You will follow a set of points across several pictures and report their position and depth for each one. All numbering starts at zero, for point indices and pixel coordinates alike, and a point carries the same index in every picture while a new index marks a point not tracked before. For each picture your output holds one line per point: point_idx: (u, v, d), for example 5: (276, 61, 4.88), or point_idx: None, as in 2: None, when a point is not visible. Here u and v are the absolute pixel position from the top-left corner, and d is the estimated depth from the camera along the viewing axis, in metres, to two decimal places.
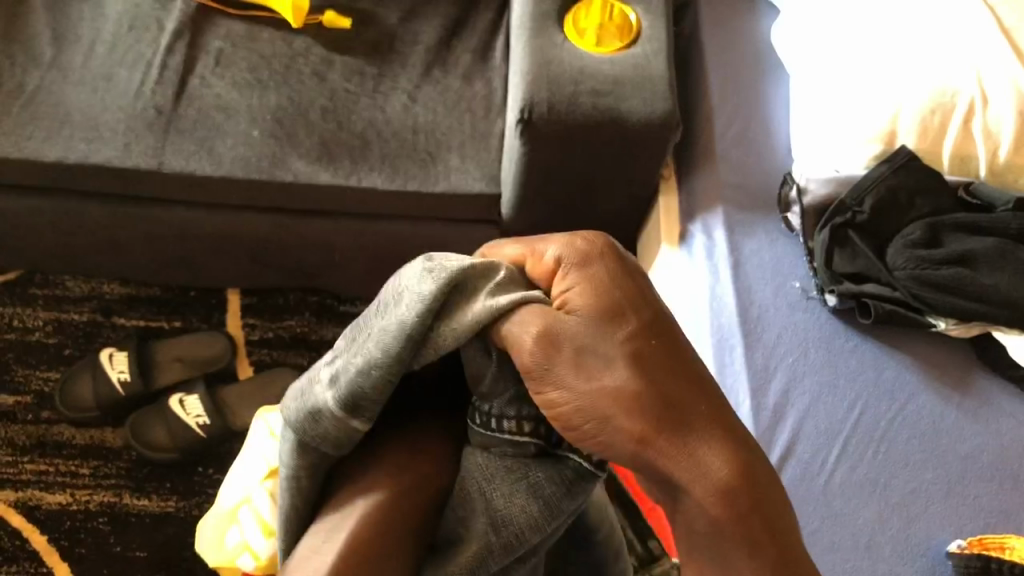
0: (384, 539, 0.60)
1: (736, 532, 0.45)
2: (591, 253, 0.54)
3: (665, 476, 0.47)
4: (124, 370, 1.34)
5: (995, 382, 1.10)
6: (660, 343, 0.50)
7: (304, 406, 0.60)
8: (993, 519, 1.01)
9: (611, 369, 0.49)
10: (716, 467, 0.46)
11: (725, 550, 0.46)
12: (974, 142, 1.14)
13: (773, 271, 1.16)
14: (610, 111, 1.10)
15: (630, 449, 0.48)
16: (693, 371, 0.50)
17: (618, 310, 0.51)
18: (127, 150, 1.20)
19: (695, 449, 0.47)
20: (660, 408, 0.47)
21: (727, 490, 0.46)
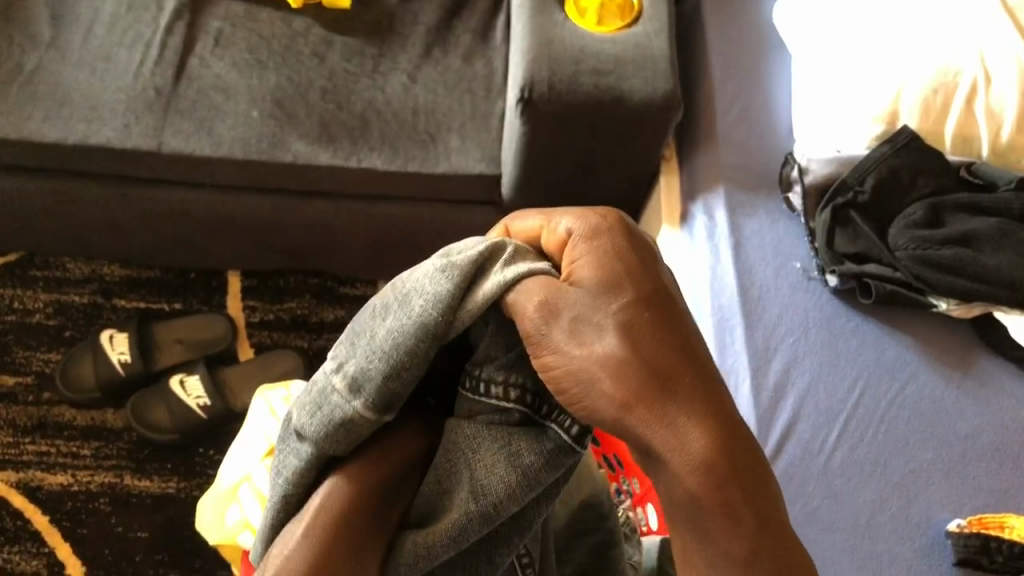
0: (355, 523, 0.54)
1: (713, 506, 0.43)
2: (603, 227, 0.52)
3: (646, 444, 0.45)
4: (124, 352, 1.34)
5: (996, 362, 1.10)
6: (655, 308, 0.47)
7: (320, 420, 0.55)
8: (992, 498, 1.02)
9: (603, 335, 0.46)
10: (696, 439, 0.43)
11: (702, 521, 0.44)
12: (976, 122, 1.13)
13: (774, 250, 1.16)
14: (611, 91, 1.10)
15: (611, 415, 0.46)
16: (686, 339, 0.46)
17: (619, 277, 0.48)
18: (126, 130, 1.20)
19: (676, 419, 0.44)
20: (644, 376, 0.45)
21: (704, 464, 0.43)
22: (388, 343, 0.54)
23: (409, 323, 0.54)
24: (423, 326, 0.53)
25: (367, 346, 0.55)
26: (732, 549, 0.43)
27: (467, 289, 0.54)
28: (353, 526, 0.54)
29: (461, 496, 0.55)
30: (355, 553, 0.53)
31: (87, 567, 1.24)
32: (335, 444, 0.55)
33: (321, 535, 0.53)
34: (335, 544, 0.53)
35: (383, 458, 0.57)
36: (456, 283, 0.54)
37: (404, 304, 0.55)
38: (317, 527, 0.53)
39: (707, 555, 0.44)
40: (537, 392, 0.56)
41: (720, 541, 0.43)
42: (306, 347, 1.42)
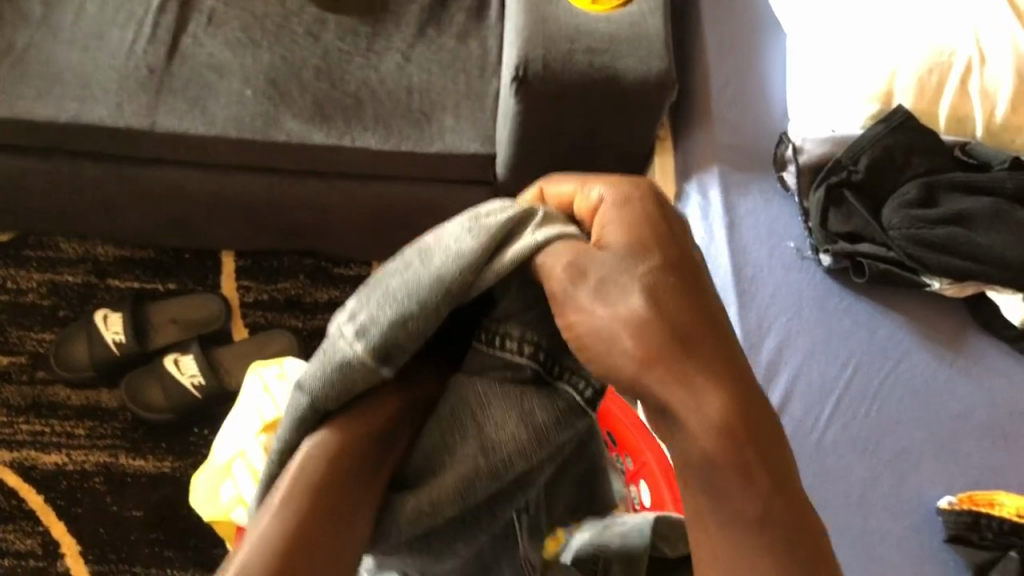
0: (340, 487, 0.52)
1: (728, 465, 0.43)
2: (635, 195, 0.52)
3: (663, 404, 0.45)
4: (118, 332, 1.34)
5: (988, 341, 1.10)
6: (683, 274, 0.47)
7: (322, 365, 0.54)
8: (984, 477, 1.02)
9: (630, 295, 0.47)
10: (714, 400, 0.44)
11: (716, 482, 0.44)
12: (970, 103, 1.13)
13: (768, 230, 1.16)
14: (605, 69, 1.09)
15: (631, 370, 0.45)
16: (709, 305, 0.47)
17: (650, 243, 0.49)
18: (119, 109, 1.19)
19: (696, 381, 0.44)
20: (669, 335, 0.45)
21: (722, 425, 0.44)
22: (402, 293, 0.53)
23: (428, 273, 0.53)
24: (439, 279, 0.53)
25: (381, 295, 0.54)
26: (745, 509, 0.43)
27: (492, 249, 0.53)
28: (337, 489, 0.52)
29: (468, 451, 0.55)
30: (340, 518, 0.51)
31: (82, 546, 1.24)
32: (329, 394, 0.54)
33: (302, 500, 0.51)
34: (318, 508, 0.51)
35: (371, 415, 0.55)
36: (483, 242, 0.53)
37: (424, 258, 0.55)
38: (299, 491, 0.51)
39: (718, 513, 0.44)
40: (549, 352, 0.57)
41: (732, 499, 0.43)
42: (301, 327, 1.42)
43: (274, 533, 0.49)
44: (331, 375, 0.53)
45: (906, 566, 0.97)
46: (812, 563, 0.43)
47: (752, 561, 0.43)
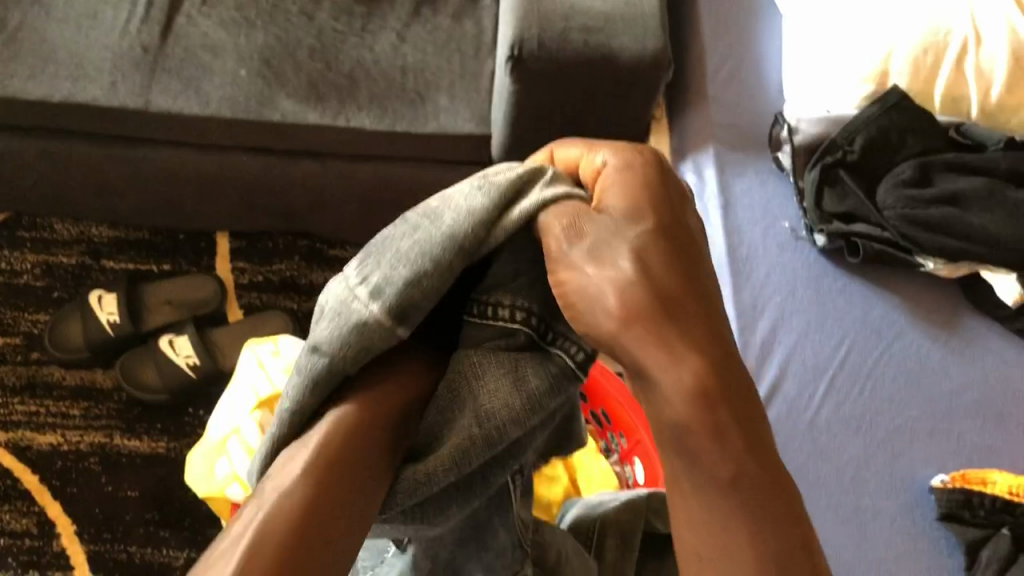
0: (355, 462, 0.52)
1: (700, 430, 0.45)
2: (636, 158, 0.54)
3: (641, 366, 0.46)
4: (113, 312, 1.34)
5: (982, 321, 1.11)
6: (671, 238, 0.49)
7: (335, 326, 0.53)
8: (976, 455, 1.03)
9: (619, 256, 0.48)
10: (691, 365, 0.45)
11: (688, 444, 0.46)
12: (966, 83, 1.13)
13: (763, 210, 1.16)
14: (601, 48, 1.09)
15: (613, 330, 0.47)
16: (692, 271, 0.48)
17: (643, 209, 0.50)
18: (113, 89, 1.19)
19: (673, 345, 0.46)
20: (651, 300, 0.46)
21: (695, 389, 0.45)
22: (415, 253, 0.54)
23: (439, 230, 0.54)
24: (454, 236, 0.54)
25: (392, 256, 0.54)
26: (717, 471, 0.45)
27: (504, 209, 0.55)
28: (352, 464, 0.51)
29: (464, 421, 0.55)
30: (353, 490, 0.51)
31: (77, 526, 1.24)
32: (344, 358, 0.53)
33: (317, 469, 0.50)
34: (334, 478, 0.50)
35: (385, 397, 0.55)
36: (493, 201, 0.55)
37: (434, 218, 0.55)
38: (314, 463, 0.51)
39: (693, 476, 0.46)
40: (542, 316, 0.57)
41: (705, 463, 0.45)
42: (295, 309, 1.42)
43: (289, 499, 0.48)
44: (344, 338, 0.53)
45: (899, 543, 0.98)
46: (783, 524, 0.45)
47: (725, 522, 0.45)
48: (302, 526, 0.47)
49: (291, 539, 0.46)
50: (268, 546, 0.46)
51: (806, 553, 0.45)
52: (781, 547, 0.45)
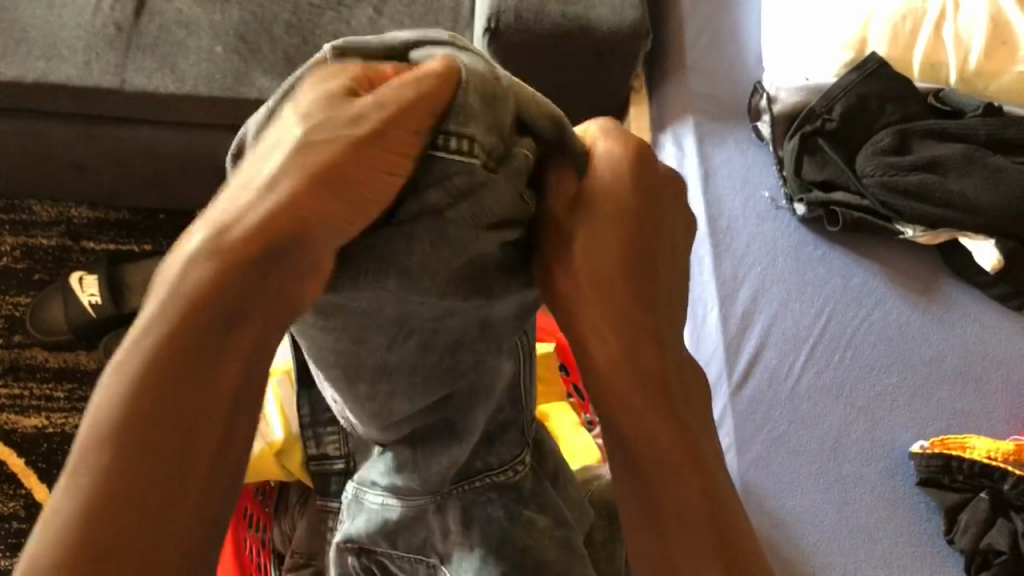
0: (221, 327, 0.43)
1: (615, 390, 0.51)
2: (622, 156, 0.52)
3: (574, 330, 0.52)
4: (95, 294, 1.33)
5: (961, 288, 1.11)
6: (638, 211, 0.52)
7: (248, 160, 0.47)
8: (956, 420, 1.04)
9: (573, 240, 0.50)
10: (610, 335, 0.51)
11: (607, 401, 0.52)
12: (945, 49, 1.14)
13: (743, 180, 1.16)
14: (577, 20, 1.08)
15: (558, 302, 0.52)
16: (638, 265, 0.51)
17: (624, 178, 0.51)
18: (87, 68, 1.18)
19: (597, 318, 0.51)
20: (585, 282, 0.50)
21: (614, 358, 0.51)
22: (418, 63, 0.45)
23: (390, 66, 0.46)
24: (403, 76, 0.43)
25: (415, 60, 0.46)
26: (626, 430, 0.52)
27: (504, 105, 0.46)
28: (217, 329, 0.43)
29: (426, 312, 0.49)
30: (213, 366, 0.43)
31: None
32: (250, 179, 0.44)
33: (165, 354, 0.42)
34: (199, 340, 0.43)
35: (307, 173, 0.42)
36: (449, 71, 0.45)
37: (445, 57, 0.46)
38: (169, 329, 0.43)
39: (625, 421, 0.51)
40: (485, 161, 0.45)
41: (619, 421, 0.52)
42: None
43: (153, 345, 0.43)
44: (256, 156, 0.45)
45: (879, 509, 0.99)
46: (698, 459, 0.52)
47: (646, 464, 0.51)
48: (151, 432, 0.42)
49: (140, 457, 0.41)
50: (121, 459, 0.41)
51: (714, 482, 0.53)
52: (697, 475, 0.52)
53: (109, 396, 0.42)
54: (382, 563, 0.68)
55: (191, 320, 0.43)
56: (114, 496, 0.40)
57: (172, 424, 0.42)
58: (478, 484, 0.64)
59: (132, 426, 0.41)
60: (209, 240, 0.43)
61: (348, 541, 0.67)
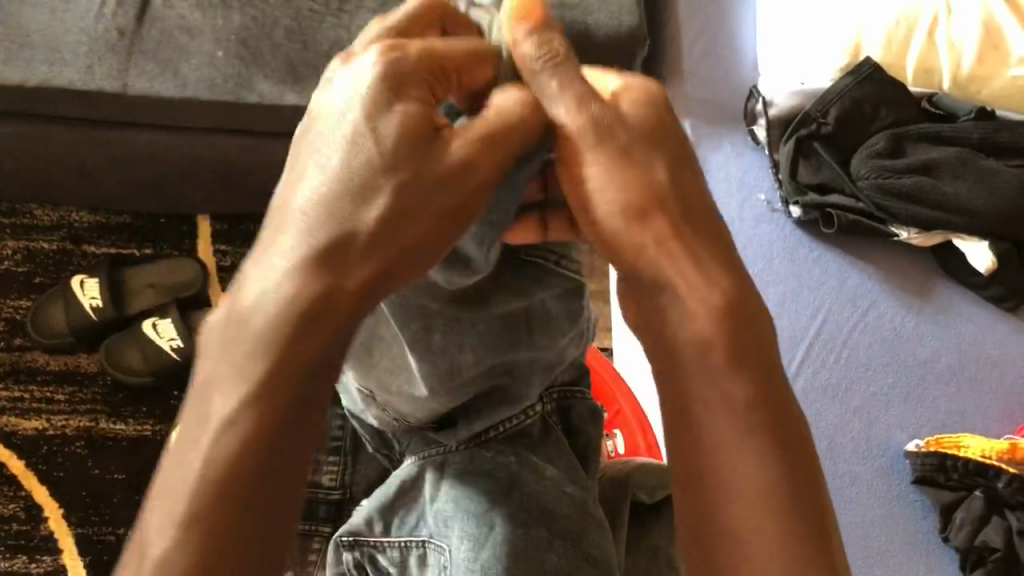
0: (308, 385, 0.42)
1: (720, 346, 0.45)
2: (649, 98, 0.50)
3: (660, 280, 0.47)
4: (96, 298, 1.35)
5: (954, 289, 1.13)
6: (684, 151, 0.49)
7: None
8: (949, 419, 1.05)
9: (654, 165, 0.48)
10: (709, 286, 0.46)
11: (704, 364, 0.45)
12: (937, 55, 1.16)
13: (739, 183, 1.18)
14: (576, 25, 1.10)
15: (640, 242, 0.47)
16: (711, 215, 0.49)
17: (656, 127, 0.49)
18: (90, 73, 1.18)
19: (700, 257, 0.46)
20: (673, 218, 0.47)
21: (716, 312, 0.45)
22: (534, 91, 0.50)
23: (456, 44, 0.48)
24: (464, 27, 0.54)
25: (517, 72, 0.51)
26: (731, 393, 0.44)
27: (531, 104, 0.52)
28: (305, 381, 0.42)
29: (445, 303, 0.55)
30: (303, 420, 0.42)
31: (65, 509, 1.25)
32: (305, 214, 0.43)
33: (261, 417, 0.41)
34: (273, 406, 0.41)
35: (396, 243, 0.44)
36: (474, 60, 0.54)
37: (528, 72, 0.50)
38: (252, 412, 0.41)
39: (707, 396, 0.44)
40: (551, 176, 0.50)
41: (721, 384, 0.44)
42: None
43: (244, 414, 0.41)
44: (324, 165, 0.44)
45: (875, 508, 1.00)
46: (795, 448, 0.44)
47: (722, 446, 0.44)
48: (245, 495, 0.40)
49: (242, 520, 0.40)
50: (205, 536, 0.40)
51: (812, 474, 0.44)
52: (787, 466, 0.43)
53: (196, 468, 0.41)
54: (373, 557, 0.65)
55: (274, 384, 0.42)
56: (216, 559, 0.39)
57: (259, 485, 0.40)
58: (493, 442, 0.66)
59: (220, 499, 0.40)
60: (278, 300, 0.42)
61: (346, 535, 0.65)
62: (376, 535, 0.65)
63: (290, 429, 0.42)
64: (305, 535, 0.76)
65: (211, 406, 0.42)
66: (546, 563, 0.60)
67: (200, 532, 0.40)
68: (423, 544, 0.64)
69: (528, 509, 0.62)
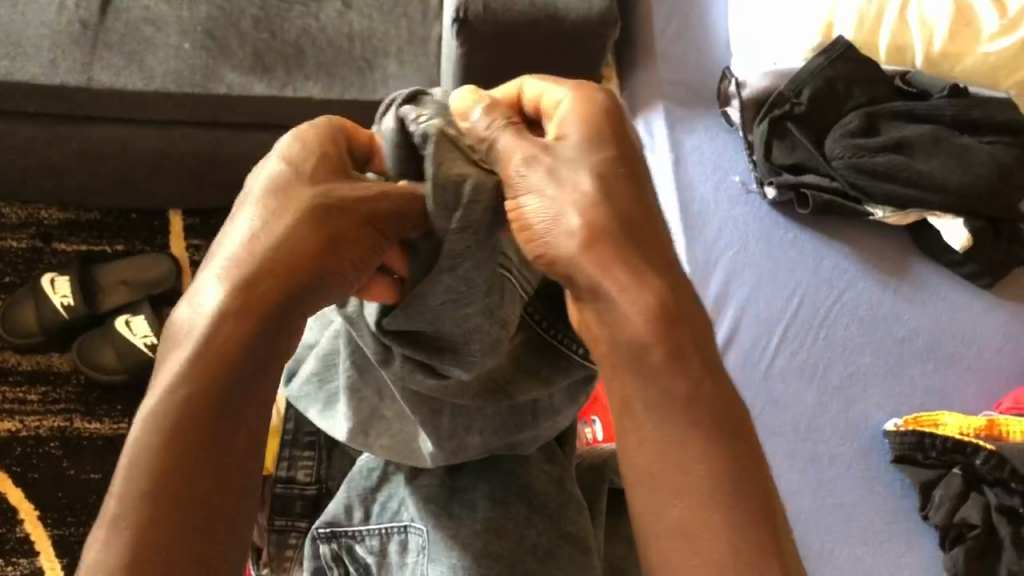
0: (237, 389, 0.45)
1: (659, 349, 0.45)
2: (592, 105, 0.51)
3: (592, 284, 0.46)
4: (67, 295, 1.32)
5: (931, 267, 1.13)
6: (626, 149, 0.49)
7: (329, 375, 0.63)
8: (928, 397, 1.05)
9: (579, 177, 0.47)
10: (648, 287, 0.46)
11: (644, 363, 0.45)
12: (909, 32, 1.16)
13: (713, 165, 1.16)
14: (546, 9, 1.09)
15: (572, 251, 0.46)
16: (649, 207, 0.48)
17: (605, 132, 0.50)
18: (53, 66, 1.15)
19: (643, 257, 0.46)
20: (612, 218, 0.46)
21: (655, 314, 0.45)
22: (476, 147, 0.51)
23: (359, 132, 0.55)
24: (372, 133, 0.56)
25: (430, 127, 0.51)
26: (673, 388, 0.45)
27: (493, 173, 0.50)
28: (234, 385, 0.45)
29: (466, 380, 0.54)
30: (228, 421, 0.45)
31: (40, 511, 1.24)
32: (223, 238, 0.48)
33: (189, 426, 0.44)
34: (205, 407, 0.44)
35: (313, 256, 0.47)
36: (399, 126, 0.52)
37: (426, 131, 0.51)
38: (184, 416, 0.44)
39: (649, 398, 0.45)
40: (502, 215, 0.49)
41: (661, 380, 0.45)
42: None
43: (173, 416, 0.44)
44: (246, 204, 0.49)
45: (854, 488, 1.00)
46: (738, 438, 0.45)
47: (674, 440, 0.45)
48: (186, 495, 0.43)
49: (175, 516, 0.42)
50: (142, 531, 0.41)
51: (758, 468, 0.45)
52: (729, 459, 0.45)
53: (124, 468, 0.43)
54: (351, 548, 0.63)
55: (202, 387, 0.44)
56: (147, 551, 0.41)
57: (198, 483, 0.43)
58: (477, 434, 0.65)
59: (161, 501, 0.42)
60: (188, 314, 0.46)
61: (323, 527, 0.63)
62: (355, 525, 0.64)
63: (223, 431, 0.44)
64: (280, 532, 0.75)
65: (140, 416, 0.44)
66: (526, 539, 0.61)
67: (135, 525, 0.41)
68: (405, 528, 0.63)
69: (508, 488, 0.62)
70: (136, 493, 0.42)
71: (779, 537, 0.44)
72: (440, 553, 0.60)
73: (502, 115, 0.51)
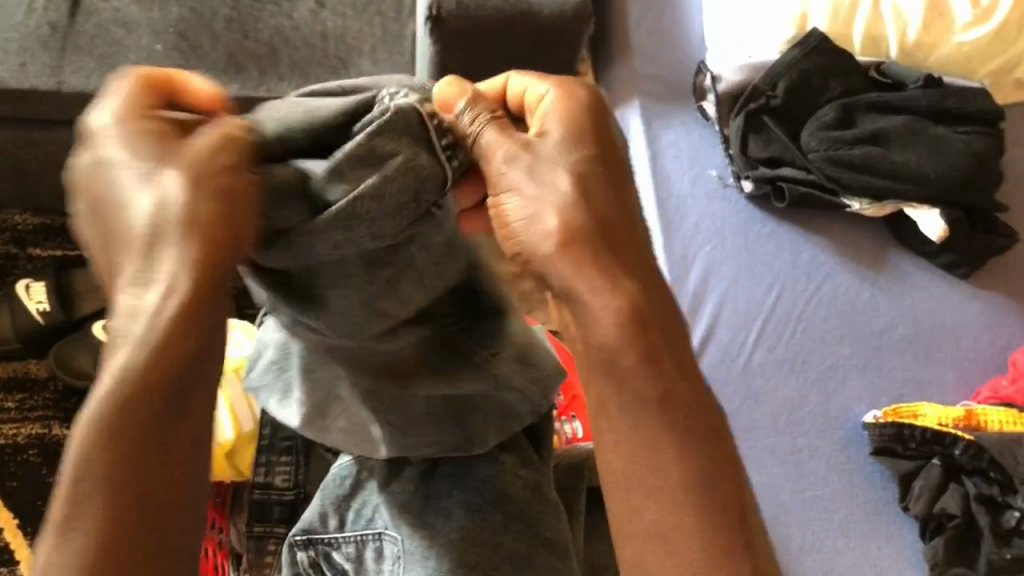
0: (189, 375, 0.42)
1: (630, 352, 0.45)
2: (574, 101, 0.51)
3: (564, 285, 0.46)
4: (42, 302, 1.30)
5: (909, 258, 1.13)
6: (605, 149, 0.50)
7: (286, 363, 0.61)
8: (907, 388, 1.06)
9: (558, 177, 0.48)
10: (621, 288, 0.45)
11: (617, 365, 0.45)
12: (883, 23, 1.16)
13: (690, 159, 1.16)
14: (520, 6, 1.08)
15: (548, 252, 0.46)
16: (626, 207, 0.48)
17: (581, 132, 0.50)
18: (22, 70, 1.13)
19: (614, 260, 0.46)
20: (587, 220, 0.46)
21: (628, 316, 0.45)
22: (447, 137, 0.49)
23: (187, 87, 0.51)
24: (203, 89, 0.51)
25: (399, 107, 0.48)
26: (644, 391, 0.45)
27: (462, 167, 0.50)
28: (182, 376, 0.42)
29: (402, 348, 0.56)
30: (178, 410, 0.42)
31: (20, 519, 1.23)
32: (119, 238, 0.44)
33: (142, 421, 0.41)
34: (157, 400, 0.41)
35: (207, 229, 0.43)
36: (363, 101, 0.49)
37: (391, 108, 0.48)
38: (134, 412, 0.41)
39: (621, 400, 0.45)
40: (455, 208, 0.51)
41: (632, 383, 0.45)
42: None
43: (122, 415, 0.41)
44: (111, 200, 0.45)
45: (836, 479, 1.00)
46: (712, 441, 0.45)
47: (647, 443, 0.44)
48: (143, 492, 0.40)
49: (136, 518, 0.40)
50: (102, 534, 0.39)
51: (731, 469, 0.45)
52: (704, 461, 0.44)
53: (76, 468, 0.40)
54: (328, 555, 0.63)
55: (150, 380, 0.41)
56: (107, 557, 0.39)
57: (157, 479, 0.41)
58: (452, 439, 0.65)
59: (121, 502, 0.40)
60: (125, 307, 0.43)
61: (300, 535, 0.63)
62: (330, 532, 0.63)
63: (179, 423, 0.42)
64: (259, 540, 0.75)
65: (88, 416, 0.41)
66: (503, 546, 0.60)
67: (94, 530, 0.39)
68: (379, 536, 0.62)
69: (483, 495, 0.62)
70: (92, 489, 0.40)
71: (752, 539, 0.44)
72: (415, 561, 0.59)
73: (487, 109, 0.51)
